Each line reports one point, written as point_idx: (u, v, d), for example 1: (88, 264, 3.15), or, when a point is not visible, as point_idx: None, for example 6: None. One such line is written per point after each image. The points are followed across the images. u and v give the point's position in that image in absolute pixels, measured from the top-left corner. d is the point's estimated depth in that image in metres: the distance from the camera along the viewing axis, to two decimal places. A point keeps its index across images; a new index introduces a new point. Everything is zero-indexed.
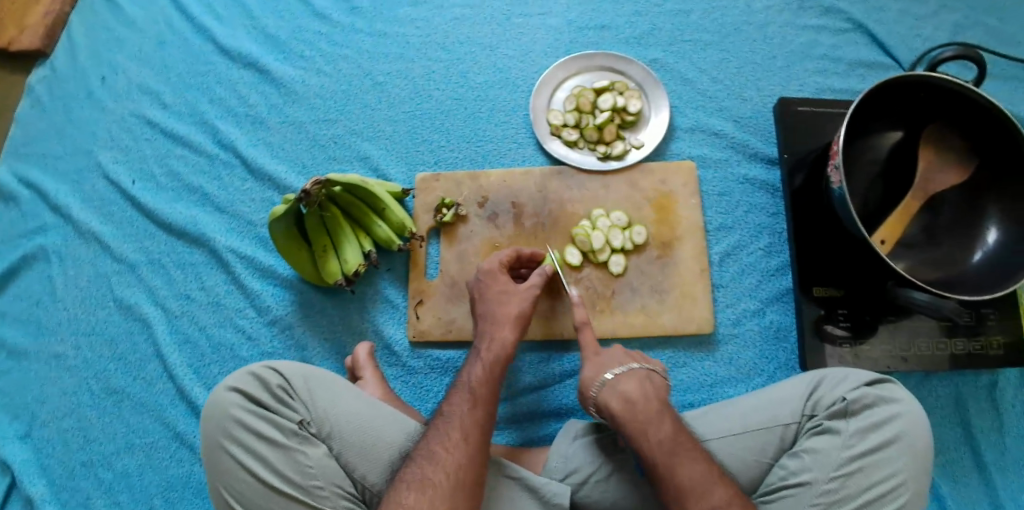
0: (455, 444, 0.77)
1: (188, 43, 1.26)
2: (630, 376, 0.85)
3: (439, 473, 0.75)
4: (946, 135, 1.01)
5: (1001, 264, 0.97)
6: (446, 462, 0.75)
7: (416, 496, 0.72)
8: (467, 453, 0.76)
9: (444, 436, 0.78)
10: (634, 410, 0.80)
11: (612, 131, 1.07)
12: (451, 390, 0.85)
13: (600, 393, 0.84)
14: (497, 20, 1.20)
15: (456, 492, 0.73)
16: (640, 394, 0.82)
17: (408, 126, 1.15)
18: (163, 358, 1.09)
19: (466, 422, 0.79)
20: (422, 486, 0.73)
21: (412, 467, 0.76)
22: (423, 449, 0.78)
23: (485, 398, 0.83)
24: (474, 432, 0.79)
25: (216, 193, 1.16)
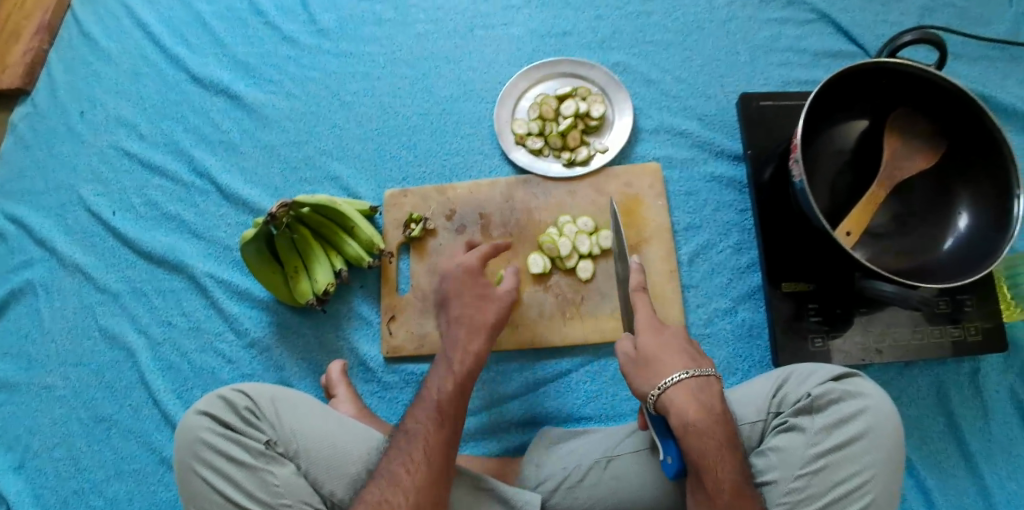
0: (416, 466, 0.77)
1: (163, 74, 1.29)
2: (705, 386, 0.80)
3: (399, 494, 0.76)
4: (913, 121, 0.99)
5: (971, 250, 0.95)
6: (405, 482, 0.76)
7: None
8: (430, 473, 0.77)
9: (407, 457, 0.78)
10: (714, 427, 0.77)
11: (576, 137, 1.08)
12: (414, 404, 0.85)
13: (667, 392, 0.78)
14: (460, 33, 1.21)
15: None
16: (710, 403, 0.79)
17: (376, 143, 1.16)
18: (148, 385, 1.11)
19: (430, 441, 0.80)
20: (380, 506, 0.75)
21: (373, 487, 0.77)
22: (384, 468, 0.78)
23: (448, 414, 0.83)
24: (436, 451, 0.79)
25: (193, 220, 1.18)
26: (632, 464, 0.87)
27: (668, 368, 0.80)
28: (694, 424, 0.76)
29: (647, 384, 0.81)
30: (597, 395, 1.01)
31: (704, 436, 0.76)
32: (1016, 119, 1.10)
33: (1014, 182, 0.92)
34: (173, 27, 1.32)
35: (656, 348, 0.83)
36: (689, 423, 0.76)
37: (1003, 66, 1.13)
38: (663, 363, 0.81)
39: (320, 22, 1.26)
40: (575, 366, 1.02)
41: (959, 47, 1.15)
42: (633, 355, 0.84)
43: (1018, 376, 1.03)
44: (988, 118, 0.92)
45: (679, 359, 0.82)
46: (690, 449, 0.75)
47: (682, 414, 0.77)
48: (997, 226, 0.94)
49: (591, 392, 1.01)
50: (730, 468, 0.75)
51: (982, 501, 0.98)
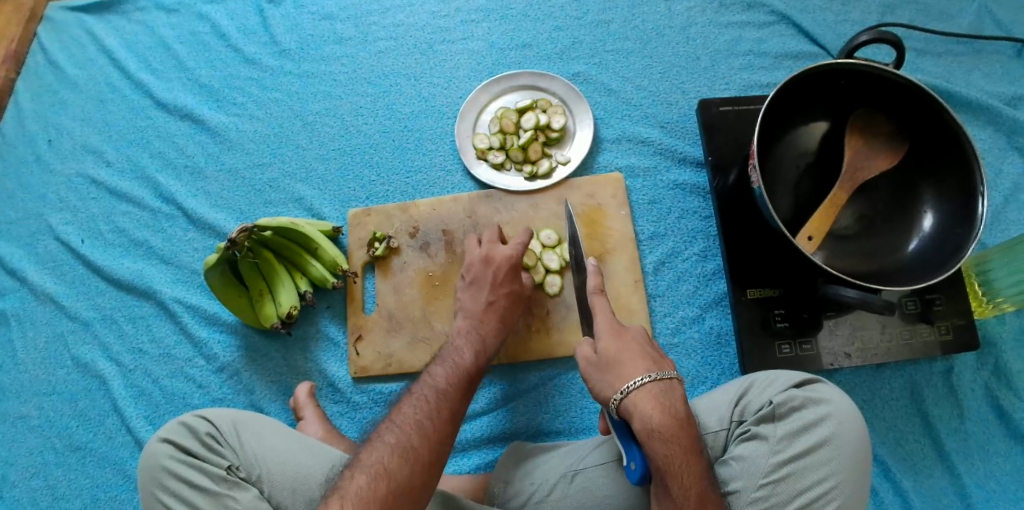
0: (444, 421, 0.77)
1: (128, 99, 1.29)
2: (666, 391, 0.75)
3: (423, 442, 0.74)
4: (874, 119, 0.91)
5: (935, 252, 0.87)
6: (429, 431, 0.75)
7: (400, 461, 0.72)
8: (450, 433, 0.77)
9: (433, 409, 0.78)
10: (675, 433, 0.72)
11: (537, 149, 1.08)
12: (434, 365, 0.86)
13: (630, 396, 0.74)
14: (420, 49, 1.22)
15: (435, 465, 0.74)
16: (676, 408, 0.74)
17: (340, 163, 1.18)
18: (120, 413, 1.11)
19: (454, 400, 0.80)
20: (404, 451, 0.73)
21: (397, 431, 0.75)
22: (407, 417, 0.77)
23: (468, 380, 0.85)
24: (457, 413, 0.80)
25: (161, 246, 1.18)
26: (597, 477, 0.85)
27: (630, 371, 0.76)
28: (657, 430, 0.72)
29: (610, 388, 0.77)
30: (565, 408, 1.01)
31: (669, 443, 0.71)
32: (981, 112, 1.08)
33: (977, 181, 0.83)
34: (137, 51, 1.32)
35: (616, 352, 0.79)
36: (655, 428, 0.72)
37: (965, 61, 1.12)
38: (626, 366, 0.77)
39: (281, 43, 1.27)
40: (543, 380, 1.02)
41: (920, 42, 1.13)
42: (593, 359, 0.80)
43: (992, 373, 0.99)
44: (946, 112, 0.83)
45: (640, 362, 0.77)
46: (653, 453, 0.72)
47: (645, 420, 0.72)
48: (959, 227, 0.85)
49: (559, 405, 1.01)
50: (695, 477, 0.71)
51: (961, 501, 0.94)
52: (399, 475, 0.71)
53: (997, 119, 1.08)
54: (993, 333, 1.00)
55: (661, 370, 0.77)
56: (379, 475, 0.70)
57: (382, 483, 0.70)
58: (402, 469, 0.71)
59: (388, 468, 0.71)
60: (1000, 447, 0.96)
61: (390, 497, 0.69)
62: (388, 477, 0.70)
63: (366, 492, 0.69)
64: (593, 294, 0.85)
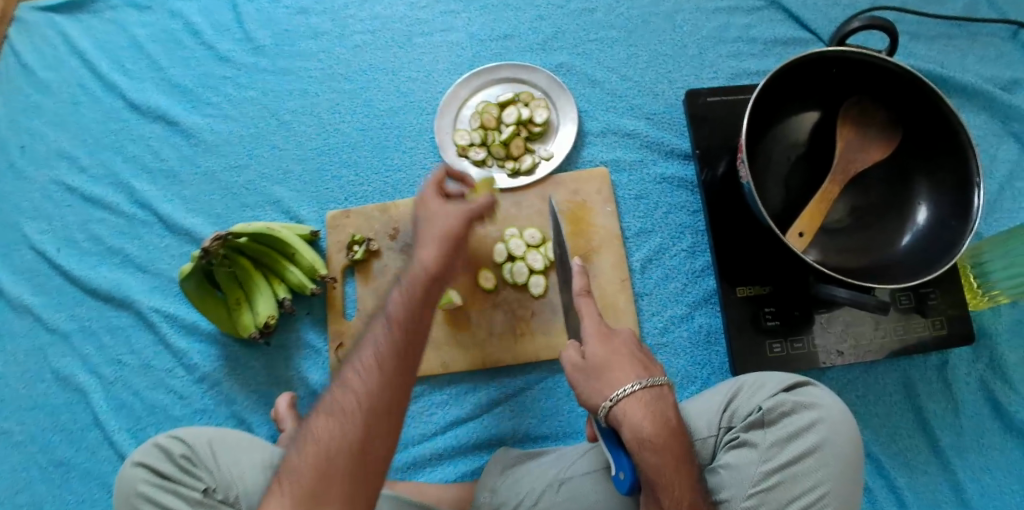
0: (374, 369, 0.68)
1: (101, 102, 1.25)
2: (652, 399, 0.71)
3: (353, 396, 0.67)
4: (867, 108, 0.87)
5: (929, 247, 0.84)
6: (359, 382, 0.68)
7: (329, 421, 0.66)
8: (385, 377, 0.68)
9: (363, 357, 0.69)
10: (663, 443, 0.69)
11: (519, 145, 1.04)
12: (374, 313, 0.75)
13: (620, 404, 0.70)
14: (398, 43, 1.18)
15: (369, 416, 0.66)
16: (667, 416, 0.71)
17: (317, 163, 1.15)
18: (102, 426, 1.08)
19: (386, 341, 0.70)
20: (333, 410, 0.67)
21: (331, 390, 0.69)
22: (340, 373, 0.70)
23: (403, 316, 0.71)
24: (394, 352, 0.69)
25: (138, 253, 1.15)
26: (583, 486, 0.83)
27: (620, 379, 0.73)
28: (648, 440, 0.68)
29: (598, 395, 0.73)
30: (552, 413, 0.98)
31: (661, 452, 0.68)
32: (976, 97, 1.05)
33: (975, 174, 0.80)
34: (109, 52, 1.27)
35: (603, 355, 0.75)
36: (645, 437, 0.68)
37: (958, 44, 1.08)
38: (615, 372, 0.73)
39: (255, 39, 1.23)
40: (528, 383, 0.99)
41: (912, 26, 1.09)
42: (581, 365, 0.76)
43: (987, 366, 0.96)
44: (942, 101, 0.80)
45: (631, 367, 0.74)
46: (642, 462, 0.68)
47: (635, 429, 0.69)
48: (954, 222, 0.82)
49: (546, 410, 0.99)
50: (687, 488, 0.68)
51: (955, 497, 0.92)
52: (327, 437, 0.65)
53: (991, 105, 1.04)
54: (988, 326, 0.97)
55: (651, 376, 0.73)
56: (308, 441, 0.66)
57: (312, 448, 0.65)
58: (332, 429, 0.66)
59: (318, 431, 0.66)
60: (995, 442, 0.94)
61: (321, 461, 0.64)
62: (316, 440, 0.65)
63: (297, 461, 0.65)
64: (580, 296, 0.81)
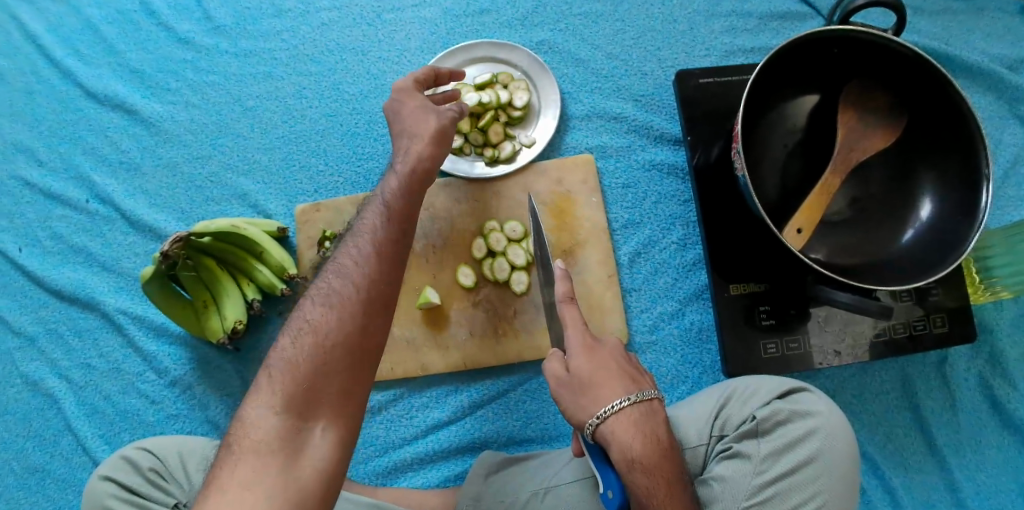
0: (371, 262, 0.65)
1: (55, 89, 1.17)
2: (637, 416, 0.65)
3: (351, 285, 0.64)
4: (871, 93, 0.80)
5: (931, 244, 0.77)
6: (357, 273, 0.65)
7: (327, 311, 0.63)
8: (382, 269, 0.65)
9: (359, 251, 0.66)
10: (655, 465, 0.64)
11: (498, 131, 0.97)
12: (360, 214, 0.71)
13: (608, 421, 0.64)
14: (367, 20, 1.10)
15: (369, 304, 0.63)
16: (658, 433, 0.66)
17: (284, 153, 1.08)
18: (74, 432, 1.05)
19: (382, 237, 0.68)
20: (329, 301, 0.63)
21: (324, 281, 0.66)
22: (331, 267, 0.66)
23: (399, 215, 0.70)
24: (387, 246, 0.67)
25: (101, 252, 1.10)
26: (568, 496, 0.79)
27: (608, 394, 0.66)
28: (639, 461, 0.63)
29: (584, 412, 0.66)
30: (536, 415, 0.94)
31: (652, 474, 0.64)
32: (984, 76, 0.97)
33: (984, 167, 0.73)
34: (61, 34, 1.18)
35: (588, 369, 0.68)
36: (637, 458, 0.63)
37: (965, 20, 0.99)
38: (602, 389, 0.66)
39: (214, 18, 1.15)
40: (512, 385, 0.95)
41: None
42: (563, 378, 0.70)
43: (987, 361, 0.92)
44: (954, 86, 0.72)
45: (618, 381, 0.68)
46: (632, 484, 0.63)
47: (625, 450, 0.63)
48: (959, 219, 0.76)
49: (530, 412, 0.94)
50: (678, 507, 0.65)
51: (950, 497, 0.89)
52: (326, 326, 0.62)
53: (1002, 83, 0.96)
54: (990, 320, 0.92)
55: (641, 390, 0.67)
56: (304, 330, 0.62)
57: (309, 337, 0.61)
58: (330, 317, 0.62)
59: (315, 320, 0.62)
60: (993, 440, 0.90)
61: (320, 348, 0.61)
62: (314, 329, 0.62)
63: (293, 354, 0.61)
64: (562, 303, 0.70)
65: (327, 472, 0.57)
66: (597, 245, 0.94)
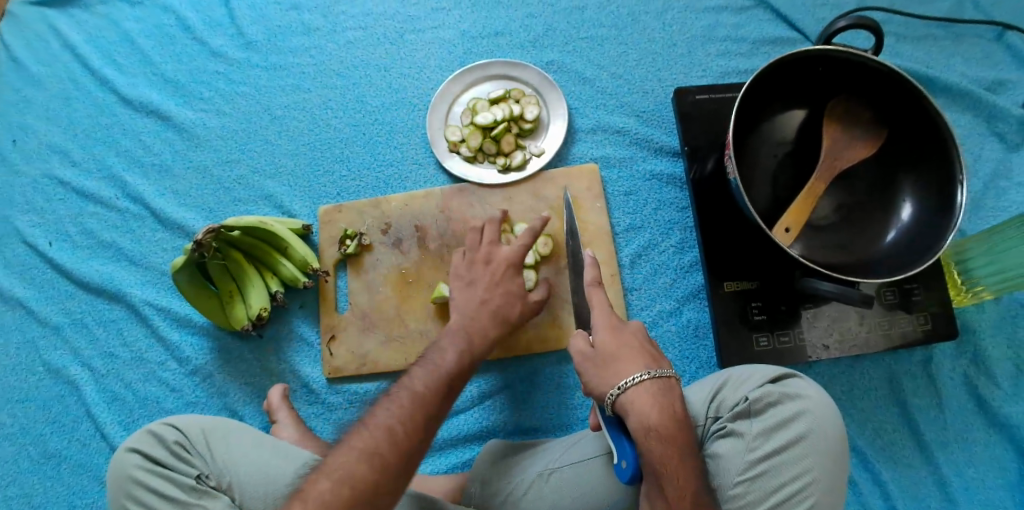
0: (415, 435, 0.70)
1: (92, 96, 1.24)
2: (652, 395, 0.71)
3: (393, 449, 0.69)
4: (854, 107, 0.88)
5: (912, 244, 0.85)
6: (401, 437, 0.70)
7: (366, 468, 0.67)
8: (422, 441, 0.71)
9: (408, 414, 0.72)
10: (670, 437, 0.69)
11: (510, 141, 1.05)
12: (416, 365, 0.80)
13: (628, 391, 0.71)
14: (390, 39, 1.20)
15: (402, 473, 0.68)
16: (675, 407, 0.72)
17: (309, 158, 1.16)
18: (93, 418, 1.08)
19: (428, 410, 0.73)
20: (370, 457, 0.67)
21: (367, 433, 0.70)
22: (378, 420, 0.71)
23: (449, 382, 0.78)
24: (444, 390, 0.77)
25: (130, 247, 1.16)
26: (573, 475, 0.84)
27: (628, 368, 0.73)
28: (654, 428, 0.69)
29: (605, 384, 0.73)
30: (542, 405, 0.99)
31: (667, 442, 0.69)
32: (960, 98, 1.06)
33: (957, 172, 0.82)
34: (100, 45, 1.27)
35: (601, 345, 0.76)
36: (653, 426, 0.69)
37: (945, 46, 1.10)
38: (624, 362, 0.74)
39: (247, 34, 1.24)
40: (520, 377, 1.00)
41: (899, 28, 1.11)
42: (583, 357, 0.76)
43: (971, 361, 0.98)
44: (926, 98, 0.81)
45: (623, 365, 0.74)
46: (647, 452, 0.69)
47: (641, 419, 0.70)
48: (938, 219, 0.84)
49: (536, 403, 0.99)
50: (691, 475, 0.69)
51: (940, 490, 0.94)
52: (364, 482, 0.66)
53: (976, 104, 1.06)
54: (972, 321, 0.99)
55: (658, 367, 0.74)
56: (343, 482, 0.66)
57: (346, 490, 0.65)
58: (368, 476, 0.66)
59: (384, 420, 0.71)
60: (979, 436, 0.95)
61: (375, 452, 0.68)
62: (353, 484, 0.65)
63: (358, 450, 0.68)
64: (590, 287, 0.81)
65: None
66: (602, 247, 1.01)
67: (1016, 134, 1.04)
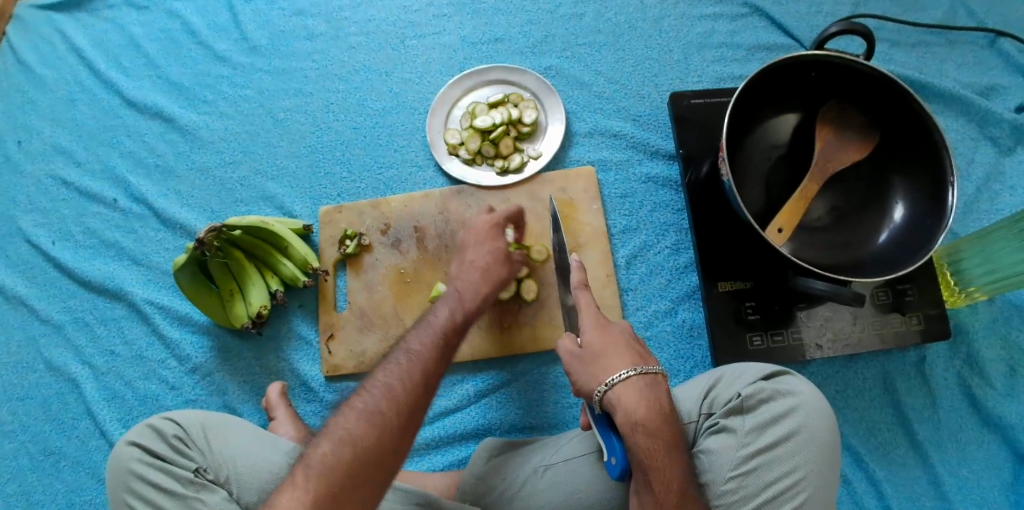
0: (414, 391, 0.72)
1: (98, 99, 1.26)
2: (635, 391, 0.72)
3: (391, 407, 0.71)
4: (846, 111, 0.90)
5: (905, 244, 0.86)
6: (398, 395, 0.72)
7: (366, 427, 0.69)
8: (422, 394, 0.73)
9: (405, 372, 0.74)
10: (655, 431, 0.70)
11: (509, 144, 1.07)
12: (414, 325, 0.81)
13: (615, 388, 0.72)
14: (392, 44, 1.22)
15: (403, 429, 0.70)
16: (661, 402, 0.73)
17: (310, 160, 1.18)
18: (93, 416, 1.09)
19: (426, 365, 0.75)
20: (370, 416, 0.70)
21: (365, 395, 0.72)
22: (378, 381, 0.73)
23: (447, 336, 0.79)
24: (443, 347, 0.78)
25: (133, 246, 1.17)
26: (566, 472, 0.84)
27: (616, 364, 0.75)
28: (640, 423, 0.70)
29: (594, 380, 0.74)
30: (538, 404, 1.00)
31: (654, 437, 0.70)
32: (952, 104, 1.08)
33: (947, 174, 0.84)
34: (106, 49, 1.29)
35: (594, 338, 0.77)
36: (638, 421, 0.70)
37: (937, 52, 1.12)
38: (611, 358, 0.75)
39: (251, 39, 1.26)
40: (514, 375, 1.01)
41: (891, 35, 1.13)
42: (579, 354, 0.77)
43: (965, 362, 0.99)
44: (916, 101, 0.83)
45: (617, 360, 0.75)
46: (634, 446, 0.70)
47: (629, 414, 0.71)
48: (929, 219, 0.85)
49: (532, 401, 1.00)
50: (677, 470, 0.70)
51: (934, 490, 0.94)
52: (364, 441, 0.68)
53: (967, 109, 1.08)
54: (965, 322, 1.00)
55: (642, 365, 0.75)
56: (343, 442, 0.68)
57: (347, 450, 0.67)
58: (368, 435, 0.69)
59: (385, 382, 0.73)
60: (973, 436, 0.96)
61: (375, 413, 0.70)
62: (353, 443, 0.68)
63: (359, 413, 0.70)
64: (577, 290, 0.82)
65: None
66: (599, 248, 1.03)
67: (1008, 138, 1.06)
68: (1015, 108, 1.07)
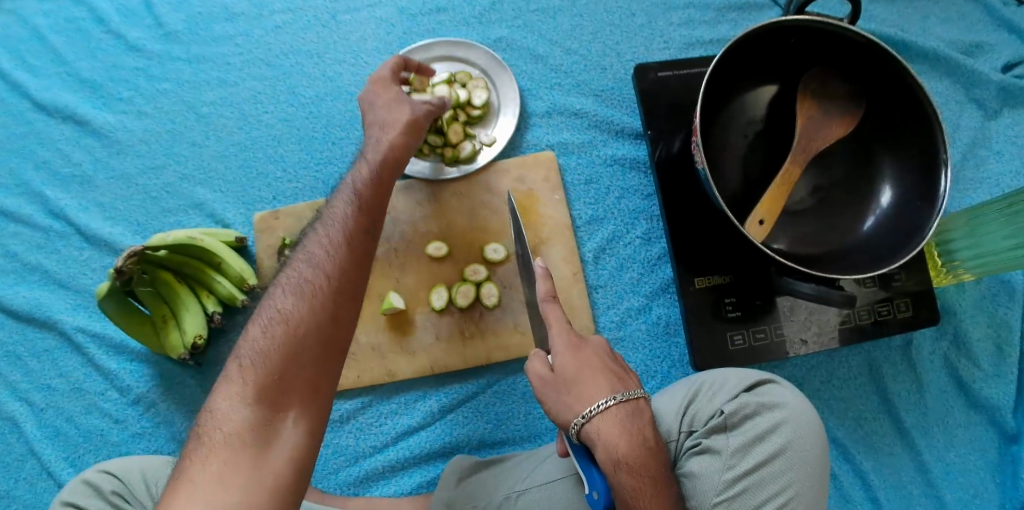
0: (343, 256, 0.64)
1: (5, 104, 1.11)
2: (614, 421, 0.66)
3: (322, 275, 0.63)
4: (829, 82, 0.79)
5: (895, 228, 0.77)
6: (326, 264, 0.64)
7: (296, 301, 0.62)
8: (352, 264, 0.65)
9: (328, 241, 0.66)
10: (637, 465, 0.65)
11: (458, 130, 0.91)
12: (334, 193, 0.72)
13: (593, 421, 0.65)
14: (322, 22, 1.08)
15: (338, 297, 0.63)
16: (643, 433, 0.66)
17: (241, 160, 1.06)
18: (37, 456, 1.01)
19: (351, 228, 0.67)
20: (300, 290, 0.63)
21: (291, 273, 0.64)
22: (300, 259, 0.66)
23: (371, 190, 0.71)
24: (367, 205, 0.69)
25: (58, 269, 1.06)
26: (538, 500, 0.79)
27: (591, 392, 0.66)
28: (624, 459, 0.64)
29: (569, 411, 0.66)
30: (507, 416, 0.94)
31: (637, 474, 0.65)
32: (939, 64, 0.97)
33: (941, 151, 0.74)
34: (5, 44, 1.13)
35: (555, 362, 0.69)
36: (620, 457, 0.64)
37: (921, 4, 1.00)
38: (585, 385, 0.67)
39: (166, 24, 1.11)
40: (481, 388, 0.94)
41: None
42: (544, 379, 0.68)
43: (951, 343, 0.92)
44: (908, 72, 0.73)
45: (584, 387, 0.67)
46: (618, 485, 0.64)
47: (611, 449, 0.64)
48: (920, 204, 0.76)
49: (501, 414, 0.94)
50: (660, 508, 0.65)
51: (921, 477, 0.90)
52: (297, 316, 0.61)
53: (953, 70, 0.97)
54: (953, 302, 0.93)
55: (625, 391, 0.68)
56: (275, 321, 0.61)
57: (280, 328, 0.60)
58: (301, 308, 0.61)
59: (313, 256, 0.65)
60: (960, 419, 0.91)
61: (305, 290, 0.62)
62: (285, 320, 0.61)
63: (289, 295, 0.63)
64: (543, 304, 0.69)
65: (299, 459, 0.56)
66: (564, 243, 0.94)
67: (994, 99, 0.96)
68: (1002, 67, 0.97)
